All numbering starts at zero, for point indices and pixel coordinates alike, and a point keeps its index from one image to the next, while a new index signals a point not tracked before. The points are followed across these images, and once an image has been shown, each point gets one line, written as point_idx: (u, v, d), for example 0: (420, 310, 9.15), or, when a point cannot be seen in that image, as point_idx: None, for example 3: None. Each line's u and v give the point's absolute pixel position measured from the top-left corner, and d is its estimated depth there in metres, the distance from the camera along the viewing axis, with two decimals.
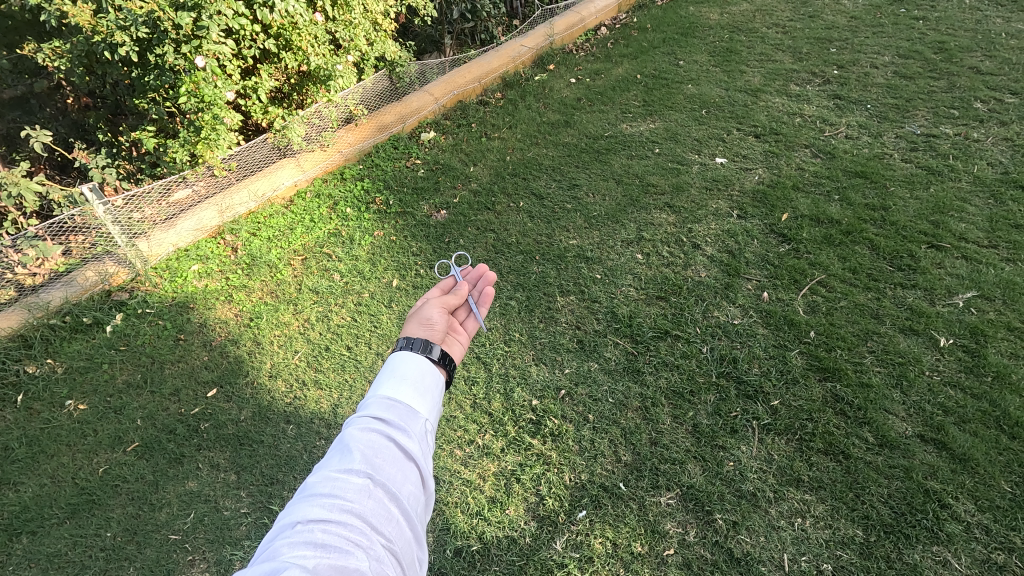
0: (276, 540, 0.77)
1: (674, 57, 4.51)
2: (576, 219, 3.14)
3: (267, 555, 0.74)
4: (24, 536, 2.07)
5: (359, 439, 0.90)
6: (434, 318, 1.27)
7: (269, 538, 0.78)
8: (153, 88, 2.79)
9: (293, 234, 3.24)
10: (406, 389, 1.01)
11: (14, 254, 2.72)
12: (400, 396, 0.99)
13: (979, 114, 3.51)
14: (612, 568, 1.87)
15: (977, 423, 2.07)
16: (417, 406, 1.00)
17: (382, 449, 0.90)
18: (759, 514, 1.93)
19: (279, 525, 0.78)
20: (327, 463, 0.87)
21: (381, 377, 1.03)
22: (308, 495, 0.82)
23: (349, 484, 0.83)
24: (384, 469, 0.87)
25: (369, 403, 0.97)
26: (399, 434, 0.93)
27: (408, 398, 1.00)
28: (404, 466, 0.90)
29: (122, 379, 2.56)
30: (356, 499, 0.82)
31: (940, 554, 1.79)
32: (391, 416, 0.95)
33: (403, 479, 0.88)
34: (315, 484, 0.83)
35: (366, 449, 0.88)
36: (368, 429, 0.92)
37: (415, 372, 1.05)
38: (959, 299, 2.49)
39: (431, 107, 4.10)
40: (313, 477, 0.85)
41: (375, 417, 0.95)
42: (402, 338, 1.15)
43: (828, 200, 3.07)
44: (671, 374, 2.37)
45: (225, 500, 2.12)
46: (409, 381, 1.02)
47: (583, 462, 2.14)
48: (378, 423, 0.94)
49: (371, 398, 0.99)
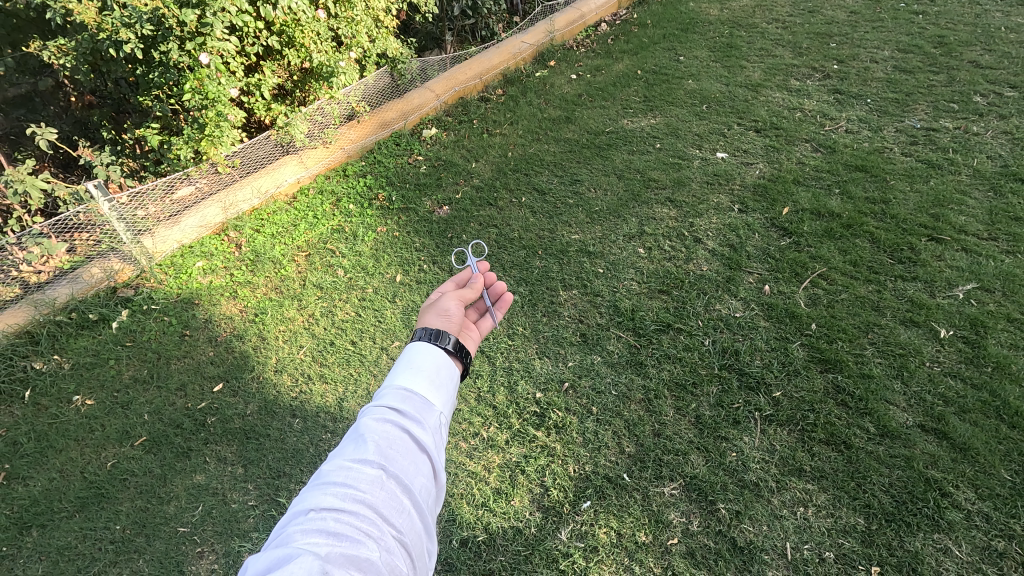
0: (289, 526, 0.79)
1: (674, 53, 4.52)
2: (578, 214, 3.16)
3: (280, 540, 0.76)
4: (34, 529, 2.09)
5: (373, 430, 0.91)
6: (451, 309, 1.28)
7: (282, 524, 0.80)
8: (157, 85, 2.81)
9: (296, 230, 3.26)
10: (421, 381, 1.03)
11: (18, 252, 2.73)
12: (414, 388, 1.01)
13: (978, 108, 3.52)
14: (617, 558, 1.89)
15: (977, 413, 2.09)
16: (430, 399, 1.01)
17: (396, 441, 0.91)
18: (762, 504, 1.95)
19: (293, 512, 0.80)
20: (341, 453, 0.89)
21: (397, 368, 1.05)
22: (321, 483, 0.83)
23: (362, 474, 0.85)
24: (397, 461, 0.88)
25: (384, 393, 0.99)
26: (413, 427, 0.94)
27: (422, 391, 1.01)
28: (417, 458, 0.91)
29: (128, 375, 2.58)
30: (369, 489, 0.83)
31: (941, 541, 1.81)
32: (406, 408, 0.97)
33: (415, 471, 0.89)
34: (329, 473, 0.85)
35: (380, 441, 0.90)
36: (383, 420, 0.94)
37: (430, 364, 1.07)
38: (960, 291, 2.51)
39: (432, 104, 4.11)
40: (327, 466, 0.87)
41: (390, 407, 0.96)
42: (420, 328, 1.17)
43: (829, 194, 3.09)
44: (674, 366, 2.39)
45: (233, 493, 2.14)
46: (424, 375, 1.04)
47: (587, 454, 2.16)
48: (393, 415, 0.95)
49: (386, 389, 1.00)
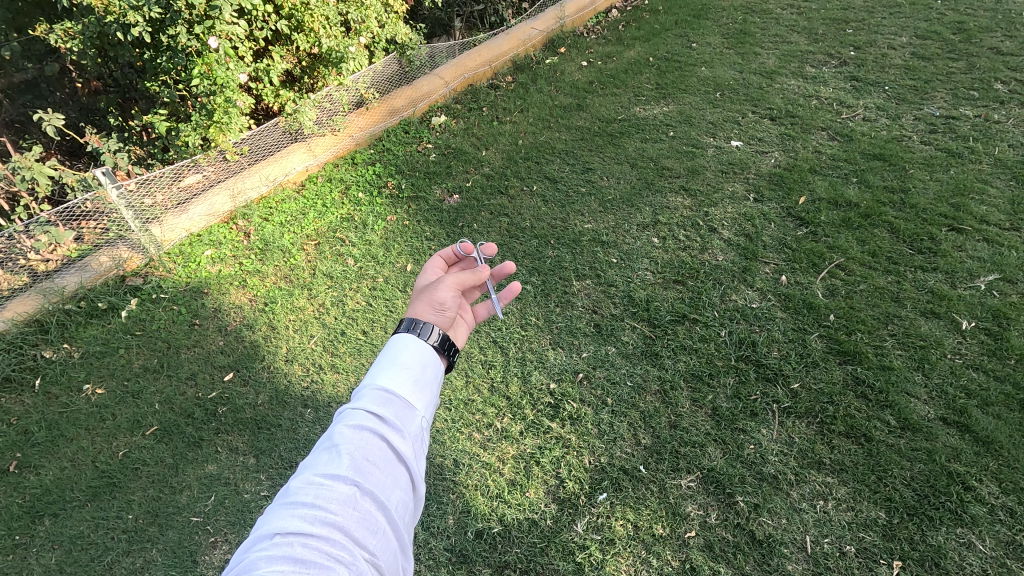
0: (253, 550, 0.75)
1: (687, 40, 4.44)
2: (591, 203, 3.12)
3: (242, 566, 0.72)
4: (46, 519, 2.08)
5: (348, 441, 0.89)
6: (447, 301, 1.25)
7: (246, 548, 0.77)
8: (165, 70, 2.77)
9: (306, 219, 3.23)
10: (403, 382, 1.00)
11: (26, 240, 2.69)
12: (396, 391, 0.98)
13: (999, 96, 3.45)
14: (634, 550, 1.86)
15: (1000, 407, 2.06)
16: (412, 402, 0.99)
17: (372, 453, 0.88)
18: (781, 497, 1.93)
19: (257, 535, 0.77)
20: (312, 468, 0.86)
21: (378, 367, 1.03)
22: (289, 503, 0.80)
23: (334, 493, 0.82)
24: (372, 476, 0.86)
25: (363, 397, 0.97)
26: (392, 435, 0.92)
27: (403, 394, 0.99)
28: (395, 469, 0.89)
29: (138, 364, 2.56)
30: (341, 510, 0.80)
31: (964, 536, 1.78)
32: (385, 413, 0.94)
33: (391, 486, 0.87)
34: (298, 492, 0.81)
35: (355, 453, 0.87)
36: (359, 427, 0.91)
37: (415, 362, 1.05)
38: (981, 282, 2.47)
39: (440, 92, 4.07)
40: (295, 483, 0.84)
41: (368, 411, 0.94)
42: (409, 317, 1.16)
43: (846, 182, 3.04)
44: (690, 357, 2.36)
45: (246, 483, 2.12)
46: (407, 375, 1.02)
47: (603, 446, 2.13)
48: (370, 422, 0.92)
49: (366, 390, 0.98)
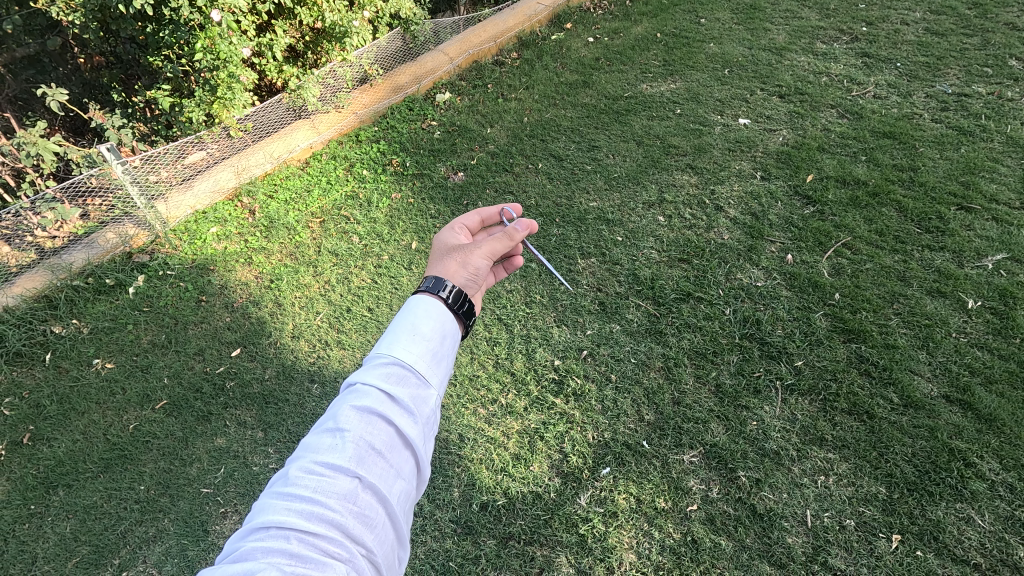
0: (249, 538, 0.78)
1: (695, 15, 4.38)
2: (596, 181, 3.10)
3: (236, 556, 0.75)
4: (60, 489, 2.12)
5: (353, 427, 0.89)
6: (481, 271, 1.31)
7: (240, 535, 0.79)
8: (167, 44, 2.74)
9: (310, 197, 3.22)
10: (419, 360, 0.99)
11: (33, 217, 2.70)
12: (412, 369, 0.98)
13: (1014, 72, 3.38)
14: (636, 522, 1.89)
15: (1003, 385, 2.06)
16: (425, 382, 0.99)
17: (378, 441, 0.89)
18: (783, 472, 1.94)
19: (252, 524, 0.79)
20: (313, 454, 0.86)
21: (391, 338, 1.01)
22: (285, 492, 0.81)
23: (336, 486, 0.83)
24: (374, 468, 0.87)
25: (374, 373, 0.96)
26: (399, 423, 0.92)
27: (418, 374, 0.98)
28: (399, 456, 0.90)
29: (147, 339, 2.59)
30: (341, 505, 0.81)
31: (963, 511, 1.80)
32: (399, 395, 0.94)
33: (394, 478, 0.88)
34: (297, 481, 0.82)
35: (359, 443, 0.88)
36: (366, 411, 0.91)
37: (434, 336, 1.04)
38: (989, 261, 2.45)
39: (445, 68, 4.02)
40: (296, 469, 0.85)
41: (377, 391, 0.94)
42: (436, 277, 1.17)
43: (855, 161, 3.00)
44: (694, 335, 2.37)
45: (254, 456, 2.16)
46: (421, 351, 1.01)
47: (606, 421, 2.15)
48: (378, 405, 0.92)
49: (378, 365, 0.97)
